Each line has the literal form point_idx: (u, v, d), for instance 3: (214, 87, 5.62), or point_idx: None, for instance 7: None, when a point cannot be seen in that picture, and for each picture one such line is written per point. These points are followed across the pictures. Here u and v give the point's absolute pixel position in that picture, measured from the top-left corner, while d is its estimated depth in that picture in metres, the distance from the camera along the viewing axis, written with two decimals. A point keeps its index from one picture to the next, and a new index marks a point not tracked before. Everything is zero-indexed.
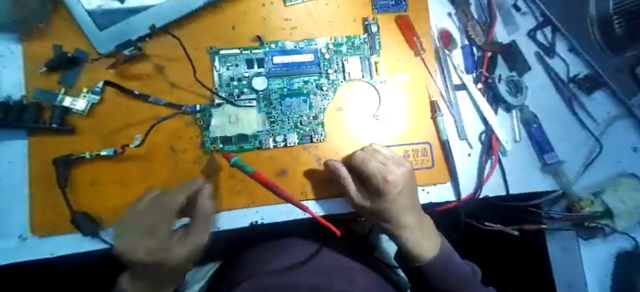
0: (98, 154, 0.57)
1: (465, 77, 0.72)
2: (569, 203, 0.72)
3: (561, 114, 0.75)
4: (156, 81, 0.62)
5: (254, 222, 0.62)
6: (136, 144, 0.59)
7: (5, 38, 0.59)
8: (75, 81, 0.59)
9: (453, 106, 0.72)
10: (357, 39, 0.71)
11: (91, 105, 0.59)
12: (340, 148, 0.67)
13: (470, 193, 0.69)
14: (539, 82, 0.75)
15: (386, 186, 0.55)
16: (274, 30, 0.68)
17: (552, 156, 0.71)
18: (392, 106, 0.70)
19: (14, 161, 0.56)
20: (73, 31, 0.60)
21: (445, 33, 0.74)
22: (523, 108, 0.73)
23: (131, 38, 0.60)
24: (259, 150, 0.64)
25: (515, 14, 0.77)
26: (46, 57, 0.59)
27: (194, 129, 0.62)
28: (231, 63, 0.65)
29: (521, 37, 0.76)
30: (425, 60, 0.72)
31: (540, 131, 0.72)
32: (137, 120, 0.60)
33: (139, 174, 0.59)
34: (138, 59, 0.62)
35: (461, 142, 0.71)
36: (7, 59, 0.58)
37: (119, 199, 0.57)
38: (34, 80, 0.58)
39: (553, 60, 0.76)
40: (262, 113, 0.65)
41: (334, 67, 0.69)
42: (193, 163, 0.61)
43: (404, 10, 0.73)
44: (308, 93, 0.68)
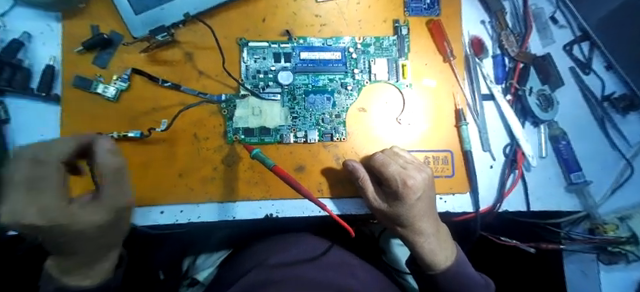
0: (125, 135, 0.58)
1: (493, 87, 0.70)
2: (592, 225, 0.70)
3: (592, 133, 0.72)
4: (184, 68, 0.63)
5: (269, 214, 0.62)
6: (161, 128, 0.60)
7: (46, 15, 0.61)
8: (108, 62, 0.61)
9: (478, 115, 0.70)
10: (386, 40, 0.70)
11: (119, 92, 0.60)
12: (360, 149, 0.67)
13: (489, 206, 0.67)
14: (571, 98, 0.73)
15: (405, 191, 0.54)
16: (303, 26, 0.68)
17: (578, 176, 0.69)
18: (416, 111, 0.69)
19: (45, 135, 0.58)
20: (110, 14, 0.62)
21: (477, 41, 0.72)
22: (551, 123, 0.71)
23: (164, 24, 0.61)
24: (280, 144, 0.64)
25: (552, 26, 0.75)
26: (82, 37, 0.61)
27: (218, 118, 0.63)
28: (259, 56, 0.66)
29: (556, 50, 0.74)
30: (453, 66, 0.70)
31: (567, 149, 0.69)
32: (164, 105, 0.61)
33: (162, 158, 0.60)
34: (169, 45, 0.63)
35: (483, 154, 0.70)
36: (47, 36, 0.60)
37: (142, 180, 0.59)
38: (69, 58, 0.60)
39: (588, 77, 0.74)
40: (286, 107, 0.66)
41: (360, 67, 0.68)
42: (214, 152, 0.62)
43: (436, 14, 0.72)
44: (332, 91, 0.67)
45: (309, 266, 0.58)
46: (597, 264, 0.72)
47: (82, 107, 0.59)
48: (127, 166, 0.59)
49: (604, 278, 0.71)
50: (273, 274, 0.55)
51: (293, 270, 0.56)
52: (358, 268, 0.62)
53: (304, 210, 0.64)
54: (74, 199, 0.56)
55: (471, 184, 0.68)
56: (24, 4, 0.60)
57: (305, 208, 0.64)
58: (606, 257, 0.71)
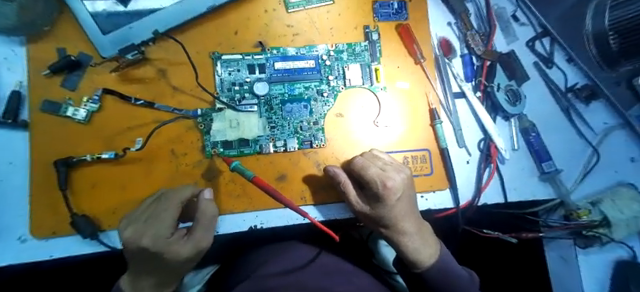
0: (99, 157, 0.57)
1: (464, 86, 0.73)
2: (566, 211, 0.72)
3: (559, 123, 0.75)
4: (157, 86, 0.63)
5: (253, 226, 0.62)
6: (136, 147, 0.59)
7: (9, 40, 0.59)
8: (77, 83, 0.60)
9: (451, 113, 0.72)
10: (358, 46, 0.71)
11: (91, 114, 0.59)
12: (340, 153, 0.68)
13: (468, 200, 0.69)
14: (537, 91, 0.76)
15: (386, 192, 0.55)
16: (276, 37, 0.69)
17: (550, 165, 0.72)
18: (392, 113, 0.71)
19: (15, 162, 0.56)
20: (77, 35, 0.61)
21: (445, 42, 0.75)
22: (521, 116, 0.74)
23: (134, 42, 0.61)
24: (259, 155, 0.65)
25: (514, 24, 0.78)
26: (49, 59, 0.59)
27: (195, 132, 0.63)
28: (233, 68, 0.66)
29: (519, 47, 0.77)
30: (425, 67, 0.73)
31: (538, 140, 0.73)
32: (138, 123, 0.60)
33: (139, 177, 0.59)
34: (140, 63, 0.62)
35: (459, 150, 0.72)
36: (12, 61, 0.59)
37: (119, 202, 0.57)
38: (35, 82, 0.58)
39: (551, 70, 0.77)
40: (263, 118, 0.66)
41: (335, 74, 0.70)
42: (193, 167, 0.61)
43: (404, 18, 0.74)
44: (309, 99, 0.68)
45: (295, 275, 0.58)
46: (575, 249, 0.74)
47: (52, 131, 0.57)
48: (102, 189, 0.57)
49: (582, 262, 0.74)
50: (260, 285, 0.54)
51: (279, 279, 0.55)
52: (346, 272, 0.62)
53: (289, 218, 0.64)
54: (48, 226, 0.54)
55: (449, 181, 0.69)
56: None
57: (288, 216, 0.64)
58: (583, 241, 0.73)
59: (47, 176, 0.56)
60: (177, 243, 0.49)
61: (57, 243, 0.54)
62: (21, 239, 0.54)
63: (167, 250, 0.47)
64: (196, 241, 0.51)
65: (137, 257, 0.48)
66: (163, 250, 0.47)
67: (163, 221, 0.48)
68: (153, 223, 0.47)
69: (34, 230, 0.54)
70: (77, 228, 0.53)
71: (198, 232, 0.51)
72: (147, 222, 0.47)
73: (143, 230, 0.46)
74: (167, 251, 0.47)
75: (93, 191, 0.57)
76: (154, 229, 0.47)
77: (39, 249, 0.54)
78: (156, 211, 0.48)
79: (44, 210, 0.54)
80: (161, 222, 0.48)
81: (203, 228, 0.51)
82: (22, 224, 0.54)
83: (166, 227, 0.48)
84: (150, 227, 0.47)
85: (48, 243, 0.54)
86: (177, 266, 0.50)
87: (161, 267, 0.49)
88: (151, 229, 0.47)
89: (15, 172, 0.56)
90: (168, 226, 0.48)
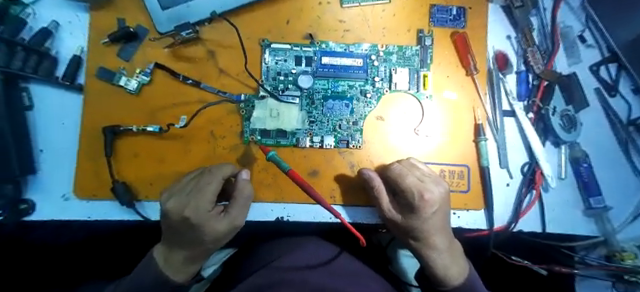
0: (144, 129, 0.58)
1: (515, 105, 0.69)
2: (609, 252, 0.67)
3: (614, 158, 0.70)
4: (206, 66, 0.63)
5: (280, 218, 0.62)
6: (181, 125, 0.60)
7: (75, 6, 0.62)
8: (132, 55, 0.61)
9: (498, 131, 0.69)
10: (408, 50, 0.69)
11: (141, 85, 0.60)
12: (376, 157, 0.66)
13: (504, 224, 0.66)
14: (594, 120, 0.71)
15: (423, 204, 0.53)
16: (326, 30, 0.68)
17: (598, 201, 0.67)
18: (435, 123, 0.68)
19: (67, 123, 0.58)
20: (137, 7, 0.63)
21: (502, 56, 0.71)
22: (573, 145, 0.69)
23: (189, 21, 0.62)
24: (295, 148, 0.64)
25: (580, 45, 0.73)
26: (109, 28, 0.61)
27: (236, 118, 0.63)
28: (280, 57, 0.66)
29: (582, 70, 0.72)
30: (476, 80, 0.69)
31: (588, 172, 0.68)
32: (184, 101, 0.61)
33: (178, 154, 0.60)
34: (193, 42, 0.63)
35: (500, 171, 0.68)
36: (75, 26, 0.61)
37: (156, 176, 0.58)
38: (94, 49, 0.60)
39: (614, 99, 0.72)
40: (303, 111, 0.65)
41: (381, 75, 0.68)
42: (229, 151, 0.62)
43: (461, 26, 0.71)
44: (351, 98, 0.67)
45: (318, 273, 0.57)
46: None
47: (104, 98, 0.59)
48: (143, 161, 0.59)
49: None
50: (283, 276, 0.53)
51: (302, 274, 0.55)
52: (368, 276, 0.60)
53: (316, 214, 0.63)
54: (90, 189, 0.56)
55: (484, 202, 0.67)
56: None
57: (315, 213, 0.63)
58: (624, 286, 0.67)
59: (95, 141, 0.58)
60: (215, 218, 0.50)
61: (95, 206, 0.56)
62: (64, 197, 0.56)
63: (206, 224, 0.49)
64: (231, 219, 0.52)
65: (174, 226, 0.49)
66: (201, 223, 0.49)
67: (204, 194, 0.49)
68: (195, 195, 0.49)
69: (77, 191, 0.56)
70: (117, 194, 0.54)
71: (234, 210, 0.53)
72: (190, 194, 0.49)
73: (186, 201, 0.48)
74: (205, 225, 0.49)
75: (134, 162, 0.58)
76: (196, 202, 0.49)
77: (79, 209, 0.56)
78: (199, 184, 0.50)
79: (89, 173, 0.57)
80: (202, 195, 0.49)
81: (239, 207, 0.53)
82: (67, 183, 0.57)
83: (207, 202, 0.49)
84: (192, 199, 0.49)
85: (89, 204, 0.56)
86: (209, 241, 0.51)
87: (195, 240, 0.50)
88: (193, 202, 0.48)
89: (67, 133, 0.58)
90: (208, 201, 0.49)
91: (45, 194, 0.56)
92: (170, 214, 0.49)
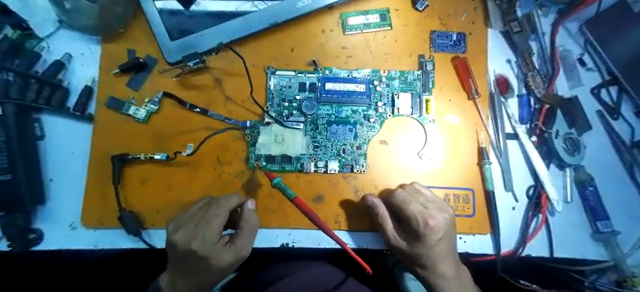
0: (151, 157, 0.59)
1: (518, 127, 0.69)
2: (619, 277, 0.66)
3: (619, 180, 0.70)
4: (212, 94, 0.65)
5: (285, 243, 0.62)
6: (187, 152, 0.61)
7: (87, 38, 0.64)
8: (141, 85, 0.63)
9: (501, 153, 0.69)
10: (410, 75, 0.70)
11: (149, 114, 0.62)
12: (380, 181, 0.67)
13: (511, 249, 0.65)
14: (598, 142, 0.71)
15: (429, 231, 0.54)
16: (330, 57, 0.70)
17: (606, 225, 0.66)
18: (438, 147, 0.69)
19: (76, 152, 0.60)
20: (147, 38, 0.65)
21: (502, 80, 0.72)
22: (578, 167, 0.69)
23: (197, 51, 0.64)
24: (300, 173, 0.65)
25: (579, 68, 0.74)
26: (119, 59, 0.63)
27: (241, 144, 0.64)
28: (284, 84, 0.67)
29: (583, 92, 0.73)
30: (478, 104, 0.70)
31: (594, 195, 0.67)
32: (190, 129, 0.63)
33: (185, 181, 0.60)
34: (200, 71, 0.65)
35: (506, 194, 0.68)
36: (86, 57, 0.63)
37: (162, 203, 0.59)
38: (105, 79, 0.62)
39: (617, 122, 0.72)
40: (307, 136, 0.66)
41: (384, 100, 0.69)
42: (235, 177, 0.62)
43: (462, 51, 0.72)
44: (355, 123, 0.68)
45: None
46: None
47: (113, 126, 0.60)
48: (149, 188, 0.59)
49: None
50: None
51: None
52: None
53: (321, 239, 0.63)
54: (98, 217, 0.57)
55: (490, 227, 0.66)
56: (68, 27, 0.64)
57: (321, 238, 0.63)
58: None
59: (103, 169, 0.59)
60: (222, 249, 0.51)
61: (102, 235, 0.57)
62: (71, 226, 0.57)
63: (213, 256, 0.50)
64: (237, 249, 0.52)
65: (182, 258, 0.50)
66: (208, 255, 0.49)
67: (211, 227, 0.50)
68: (202, 227, 0.50)
69: (85, 220, 0.57)
70: (124, 223, 0.55)
71: (240, 240, 0.53)
72: (198, 226, 0.50)
73: (193, 234, 0.50)
74: (212, 256, 0.50)
75: (141, 189, 0.59)
76: (203, 234, 0.50)
77: (85, 238, 0.56)
78: (206, 216, 0.51)
79: (97, 201, 0.57)
80: (209, 227, 0.50)
81: (245, 236, 0.53)
82: (75, 212, 0.57)
83: (214, 233, 0.50)
84: (199, 232, 0.50)
85: (95, 233, 0.57)
86: (215, 271, 0.51)
87: (202, 270, 0.51)
88: (200, 234, 0.50)
89: (76, 162, 0.59)
90: (216, 232, 0.50)
91: (54, 224, 0.56)
92: (177, 245, 0.50)
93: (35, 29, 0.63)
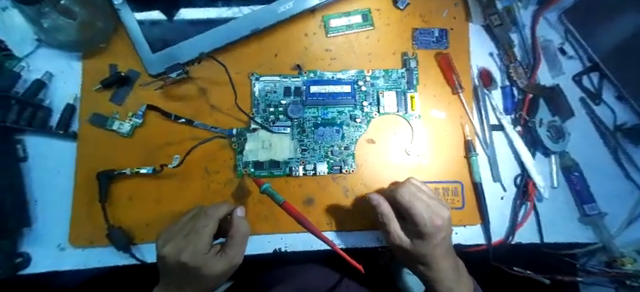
0: (137, 171, 0.59)
1: (503, 119, 0.70)
2: (609, 258, 0.67)
3: (605, 164, 0.71)
4: (197, 103, 0.64)
5: (278, 248, 0.62)
6: (173, 164, 0.61)
7: (66, 55, 0.63)
8: (124, 99, 0.63)
9: (487, 145, 0.70)
10: (395, 73, 0.70)
11: (134, 128, 0.61)
12: (369, 180, 0.67)
13: (501, 238, 0.67)
14: (582, 129, 0.72)
15: (432, 230, 0.54)
16: (313, 60, 0.70)
17: (593, 208, 0.68)
18: (425, 143, 0.70)
19: (63, 171, 0.59)
20: (127, 52, 0.64)
21: (486, 72, 0.72)
22: (563, 154, 0.70)
23: (179, 61, 0.63)
24: (289, 177, 0.65)
25: (560, 56, 0.75)
26: (101, 74, 0.63)
27: (229, 151, 0.64)
28: (269, 89, 0.67)
29: (565, 81, 0.74)
30: (463, 98, 0.70)
31: (580, 180, 0.69)
32: (175, 140, 0.62)
33: (174, 192, 0.60)
34: (183, 81, 0.65)
35: (494, 184, 0.69)
36: (67, 74, 0.63)
37: (152, 216, 0.59)
38: (88, 95, 0.62)
39: (599, 107, 0.73)
40: (295, 140, 0.66)
41: (369, 100, 0.69)
42: (224, 185, 0.63)
43: (445, 47, 0.72)
44: (341, 124, 0.68)
45: None
46: None
47: (97, 143, 0.60)
48: (138, 202, 0.59)
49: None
50: None
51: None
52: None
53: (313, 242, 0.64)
54: (86, 236, 0.57)
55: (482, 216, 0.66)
56: (46, 45, 0.63)
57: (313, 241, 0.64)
58: None
59: (90, 187, 0.58)
60: (213, 259, 0.52)
61: (91, 253, 0.56)
62: (60, 247, 0.56)
63: (204, 266, 0.50)
64: (229, 258, 0.53)
65: (173, 270, 0.51)
66: (199, 265, 0.50)
67: (201, 237, 0.50)
68: (193, 238, 0.50)
69: (72, 240, 0.56)
70: (113, 240, 0.55)
71: (231, 249, 0.53)
72: (188, 237, 0.50)
73: (183, 246, 0.50)
74: (203, 266, 0.50)
75: (129, 204, 0.59)
76: (193, 245, 0.50)
77: (74, 258, 0.56)
78: (195, 227, 0.51)
79: (85, 219, 0.57)
80: (199, 238, 0.50)
81: (236, 246, 0.54)
82: (63, 231, 0.57)
83: (204, 244, 0.51)
84: (190, 243, 0.50)
85: (83, 252, 0.56)
86: (208, 280, 0.53)
87: (195, 280, 0.52)
88: (190, 245, 0.50)
89: (63, 181, 0.59)
90: (206, 242, 0.51)
91: (42, 246, 0.56)
92: (168, 259, 0.50)
93: (13, 49, 0.62)
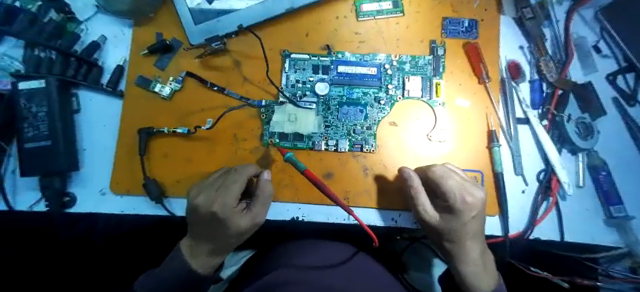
0: (174, 130, 0.64)
1: (529, 112, 0.70)
2: (634, 263, 0.65)
3: (638, 166, 0.69)
4: (232, 75, 0.69)
5: (295, 217, 0.65)
6: (207, 126, 0.66)
7: (121, 22, 0.71)
8: (167, 65, 0.68)
9: (511, 138, 0.69)
10: (421, 59, 0.72)
11: (173, 91, 0.67)
12: (389, 161, 0.68)
13: (519, 231, 0.65)
14: (612, 129, 0.70)
15: (463, 207, 0.55)
16: (342, 42, 0.73)
17: (619, 209, 0.65)
18: (446, 130, 0.70)
19: (109, 125, 0.66)
20: (174, 22, 0.70)
21: (514, 65, 0.73)
22: (591, 153, 0.68)
23: (218, 34, 0.68)
24: (311, 150, 0.68)
25: (595, 55, 0.74)
26: (149, 41, 0.69)
27: (257, 121, 0.68)
28: (299, 67, 0.70)
29: (597, 79, 0.72)
30: (489, 88, 0.71)
31: (608, 180, 0.67)
32: (210, 106, 0.67)
33: (203, 153, 0.65)
34: (220, 52, 0.69)
35: (516, 177, 0.68)
36: (120, 39, 0.70)
37: (183, 174, 0.63)
38: (135, 60, 0.68)
39: (634, 108, 0.71)
40: (320, 116, 0.69)
41: (395, 83, 0.71)
42: (250, 152, 0.66)
43: (473, 37, 0.73)
44: (365, 105, 0.70)
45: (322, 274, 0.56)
46: None
47: (140, 102, 0.66)
48: (172, 159, 0.64)
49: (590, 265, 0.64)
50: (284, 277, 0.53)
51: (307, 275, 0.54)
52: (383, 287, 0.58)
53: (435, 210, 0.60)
54: (125, 184, 0.62)
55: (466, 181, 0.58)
56: (104, 12, 0.70)
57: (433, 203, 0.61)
58: None
59: (131, 140, 0.64)
60: (239, 215, 0.55)
61: (129, 201, 0.62)
62: (102, 192, 0.62)
63: (229, 219, 0.53)
64: (253, 216, 0.56)
65: (201, 220, 0.54)
66: (226, 218, 0.53)
67: (231, 192, 0.53)
68: (223, 192, 0.53)
69: (112, 187, 0.62)
70: (148, 191, 0.60)
71: (255, 208, 0.56)
72: (218, 191, 0.54)
73: (214, 198, 0.53)
74: (229, 220, 0.53)
75: (164, 160, 0.64)
76: (222, 198, 0.53)
77: (114, 203, 0.62)
78: (226, 182, 0.55)
79: (125, 169, 0.63)
80: (229, 193, 0.53)
81: (260, 205, 0.56)
82: (104, 179, 0.63)
83: (233, 199, 0.53)
84: (220, 196, 0.53)
85: (122, 198, 0.62)
86: (232, 235, 0.55)
87: (219, 234, 0.54)
88: (220, 198, 0.53)
89: (108, 132, 0.65)
90: (235, 198, 0.54)
91: (87, 190, 0.62)
92: (199, 209, 0.53)
93: (77, 14, 0.70)
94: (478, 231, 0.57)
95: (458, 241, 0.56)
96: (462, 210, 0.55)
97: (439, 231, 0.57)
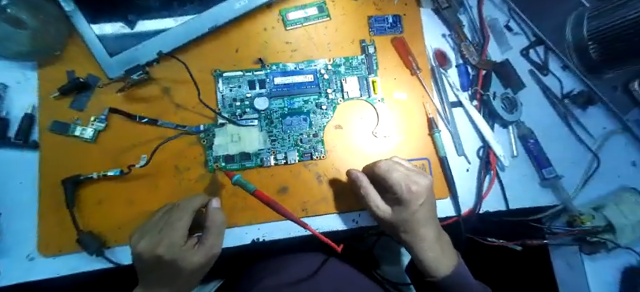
0: (105, 174, 0.58)
1: (460, 95, 0.74)
2: (570, 217, 0.71)
3: (559, 129, 0.76)
4: (162, 104, 0.65)
5: (255, 239, 0.63)
6: (141, 163, 0.61)
7: (22, 65, 0.63)
8: (86, 104, 0.62)
9: (449, 122, 0.73)
10: (355, 60, 0.73)
11: (97, 132, 0.61)
12: (340, 164, 0.69)
13: (470, 208, 0.69)
14: (534, 99, 0.77)
15: (410, 196, 0.57)
16: (274, 53, 0.72)
17: (550, 171, 0.72)
18: (390, 124, 0.72)
19: (25, 182, 0.58)
20: (86, 57, 0.64)
21: (440, 53, 0.77)
22: (519, 124, 0.75)
23: (140, 62, 0.63)
24: (260, 168, 0.66)
25: (508, 34, 0.80)
26: (60, 82, 0.63)
27: (198, 148, 0.64)
28: (234, 84, 0.68)
29: (514, 56, 0.79)
30: (421, 78, 0.74)
31: (536, 146, 0.73)
32: (143, 141, 0.62)
33: (143, 192, 0.60)
34: (145, 82, 0.65)
35: (459, 158, 0.72)
36: (24, 84, 0.62)
37: (123, 219, 0.58)
38: (47, 105, 0.61)
39: (547, 77, 0.79)
40: (264, 131, 0.67)
41: (333, 87, 0.71)
42: (196, 181, 0.62)
43: (400, 32, 0.76)
44: (308, 112, 0.69)
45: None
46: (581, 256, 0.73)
47: (60, 149, 0.60)
48: (108, 206, 0.58)
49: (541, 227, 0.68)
50: None
51: None
52: None
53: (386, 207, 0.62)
54: (56, 243, 0.56)
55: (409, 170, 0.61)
56: None
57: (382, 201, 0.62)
58: (587, 247, 0.72)
59: (56, 194, 0.58)
60: (190, 252, 0.51)
61: (64, 261, 0.56)
62: (29, 258, 0.55)
63: (180, 259, 0.50)
64: (207, 249, 0.52)
65: (148, 266, 0.50)
66: (175, 258, 0.49)
67: (176, 230, 0.50)
68: (167, 232, 0.50)
69: (41, 249, 0.55)
70: (84, 245, 0.54)
71: (208, 240, 0.53)
72: (162, 232, 0.50)
73: (157, 240, 0.49)
74: (179, 260, 0.50)
75: (99, 208, 0.58)
76: (168, 239, 0.49)
77: (46, 267, 0.55)
78: (170, 220, 0.51)
79: (54, 226, 0.56)
80: (174, 231, 0.50)
81: (213, 235, 0.53)
82: (29, 243, 0.56)
83: (180, 236, 0.50)
84: (164, 236, 0.49)
85: (55, 259, 0.55)
86: (187, 274, 0.52)
87: (172, 275, 0.51)
88: (165, 239, 0.49)
89: (26, 189, 0.58)
90: (182, 235, 0.50)
91: (10, 259, 0.55)
92: (143, 256, 0.49)
93: None
94: (430, 216, 0.59)
95: (412, 229, 0.58)
96: (409, 200, 0.57)
97: (393, 225, 0.59)
